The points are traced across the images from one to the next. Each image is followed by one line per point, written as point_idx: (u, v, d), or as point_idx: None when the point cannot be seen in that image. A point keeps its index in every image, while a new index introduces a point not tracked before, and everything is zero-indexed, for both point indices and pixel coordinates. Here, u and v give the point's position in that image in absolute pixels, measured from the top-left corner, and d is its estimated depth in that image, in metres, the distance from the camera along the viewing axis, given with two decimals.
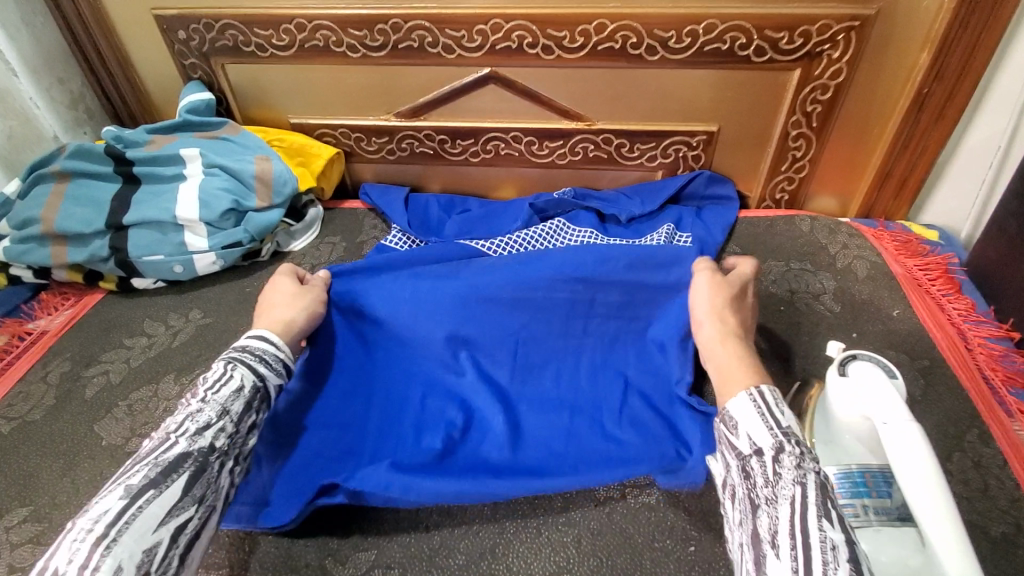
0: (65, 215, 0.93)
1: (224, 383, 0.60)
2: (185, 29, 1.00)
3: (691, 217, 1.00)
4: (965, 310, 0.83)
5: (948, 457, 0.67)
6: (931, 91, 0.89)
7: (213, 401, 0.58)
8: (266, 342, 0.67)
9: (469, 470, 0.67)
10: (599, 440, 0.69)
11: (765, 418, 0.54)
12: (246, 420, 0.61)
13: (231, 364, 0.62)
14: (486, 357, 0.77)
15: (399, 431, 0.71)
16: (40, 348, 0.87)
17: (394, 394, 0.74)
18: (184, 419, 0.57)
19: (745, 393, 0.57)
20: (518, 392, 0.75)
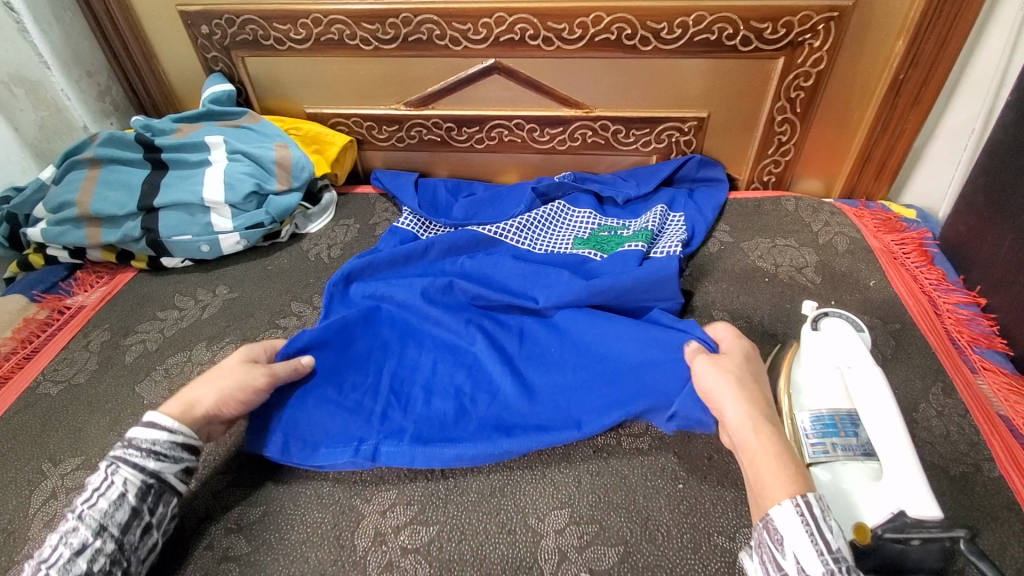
0: (99, 198, 1.00)
1: (103, 493, 0.58)
2: (208, 24, 1.07)
3: (683, 198, 1.08)
4: (937, 280, 0.90)
5: (915, 408, 0.74)
6: (907, 77, 0.96)
7: (88, 517, 0.57)
8: (157, 429, 0.63)
9: (480, 425, 0.72)
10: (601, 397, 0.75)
11: (815, 538, 0.51)
12: (136, 524, 0.59)
13: (112, 469, 0.60)
14: (493, 332, 0.84)
15: (412, 394, 0.77)
16: (80, 320, 0.94)
17: (406, 362, 0.81)
18: (58, 543, 0.56)
19: (789, 503, 0.53)
20: (523, 359, 0.81)
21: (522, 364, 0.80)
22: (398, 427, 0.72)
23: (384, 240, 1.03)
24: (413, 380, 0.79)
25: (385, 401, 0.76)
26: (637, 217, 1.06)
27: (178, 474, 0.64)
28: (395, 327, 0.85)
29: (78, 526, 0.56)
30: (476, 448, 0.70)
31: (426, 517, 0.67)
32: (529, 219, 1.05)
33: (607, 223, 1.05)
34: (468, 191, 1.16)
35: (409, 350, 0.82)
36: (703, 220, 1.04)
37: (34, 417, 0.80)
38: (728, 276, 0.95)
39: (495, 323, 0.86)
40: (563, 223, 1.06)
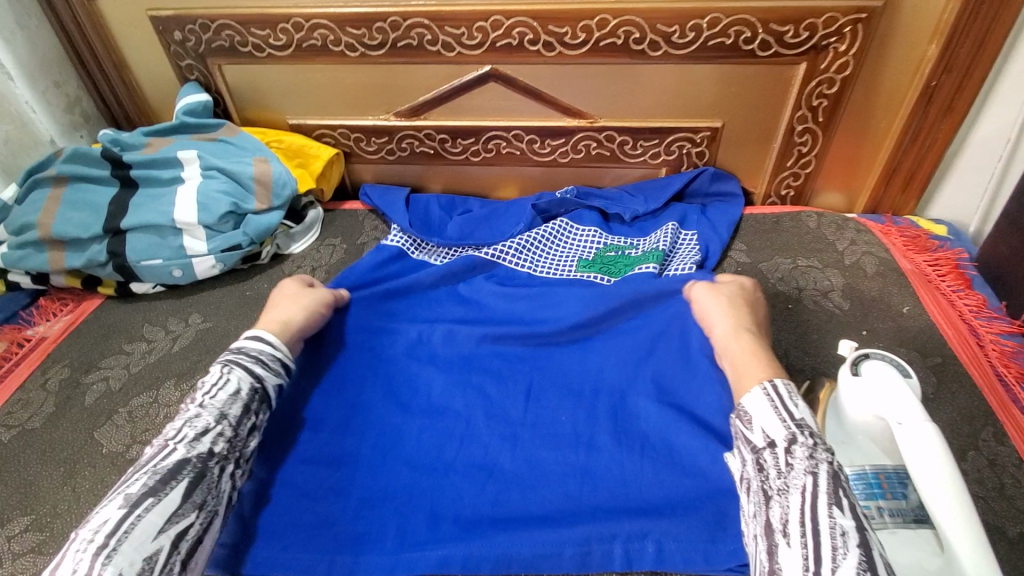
0: (62, 220, 0.92)
1: (222, 386, 0.63)
2: (181, 29, 0.99)
3: (696, 215, 1.00)
4: (976, 306, 0.82)
5: (963, 457, 0.66)
6: (939, 84, 0.88)
7: (211, 406, 0.61)
8: (263, 342, 0.71)
9: (473, 519, 0.64)
10: (617, 487, 0.66)
11: (779, 411, 0.57)
12: (246, 423, 0.64)
13: (228, 367, 0.65)
14: (495, 399, 0.77)
15: (394, 470, 0.69)
16: (39, 354, 0.86)
17: (390, 429, 0.74)
18: (183, 425, 0.60)
19: (757, 387, 0.61)
20: (528, 433, 0.73)
21: (526, 438, 0.72)
22: (382, 525, 0.64)
23: (363, 261, 0.94)
24: (396, 454, 0.71)
25: (366, 488, 0.68)
26: (648, 234, 0.98)
27: (275, 389, 0.70)
28: (381, 389, 0.78)
29: (201, 413, 0.61)
30: (467, 548, 0.62)
31: None
32: (529, 239, 0.97)
33: (614, 242, 0.97)
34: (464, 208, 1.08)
35: (394, 415, 0.75)
36: (718, 239, 0.96)
37: None
38: None
39: (491, 386, 0.78)
40: (566, 243, 0.98)
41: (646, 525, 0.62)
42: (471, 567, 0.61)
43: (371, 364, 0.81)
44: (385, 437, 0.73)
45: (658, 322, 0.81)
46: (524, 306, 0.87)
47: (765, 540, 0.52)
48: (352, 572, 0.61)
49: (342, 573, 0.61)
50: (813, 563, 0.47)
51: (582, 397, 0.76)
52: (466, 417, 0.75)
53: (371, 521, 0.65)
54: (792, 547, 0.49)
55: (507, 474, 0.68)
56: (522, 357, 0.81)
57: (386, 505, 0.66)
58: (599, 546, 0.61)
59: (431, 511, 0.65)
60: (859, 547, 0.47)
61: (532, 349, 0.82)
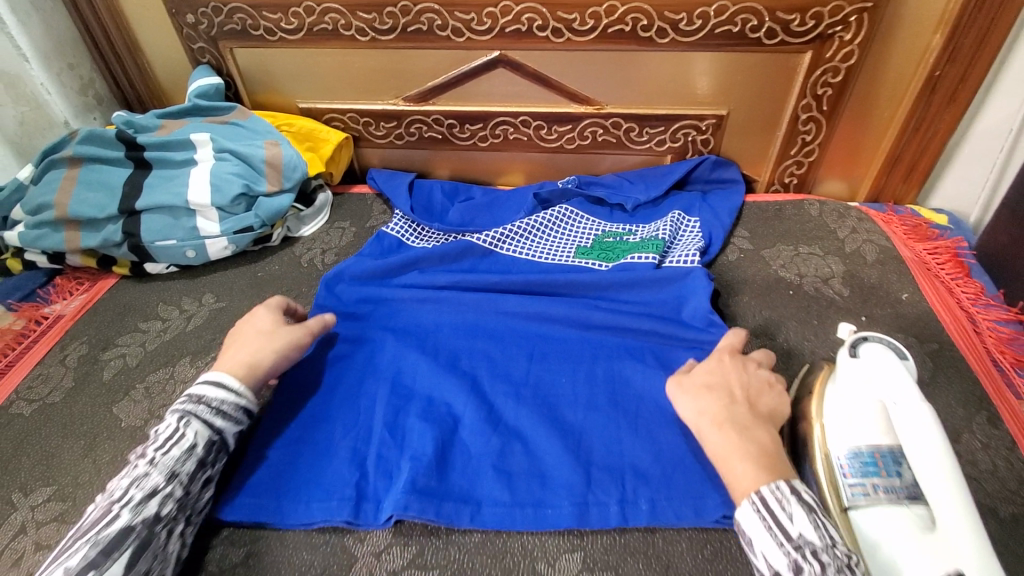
0: (78, 200, 0.93)
1: (175, 442, 0.59)
2: (194, 13, 1.00)
3: (698, 202, 1.01)
4: (974, 295, 0.83)
5: (958, 439, 0.68)
6: (943, 73, 0.88)
7: (160, 464, 0.58)
8: (222, 388, 0.65)
9: (482, 473, 0.67)
10: (617, 446, 0.69)
11: (774, 533, 0.52)
12: (199, 477, 0.61)
13: (183, 421, 0.60)
14: (501, 364, 0.80)
15: (406, 426, 0.72)
16: (57, 331, 0.89)
17: (400, 389, 0.77)
18: (129, 485, 0.56)
19: (746, 501, 0.55)
20: (531, 395, 0.76)
21: (531, 399, 0.75)
22: (393, 476, 0.67)
23: (366, 248, 0.98)
24: (408, 410, 0.74)
25: (382, 442, 0.70)
26: (649, 222, 1.00)
27: (233, 436, 0.65)
28: (390, 352, 0.81)
29: (150, 471, 0.57)
30: (476, 508, 0.64)
31: (424, 561, 0.61)
32: (529, 224, 0.99)
33: (612, 229, 0.99)
34: (466, 194, 1.09)
35: (404, 376, 0.78)
36: (720, 226, 0.98)
37: (3, 441, 0.74)
38: (751, 287, 0.89)
39: (495, 353, 0.81)
40: (567, 230, 0.99)
41: (637, 486, 0.65)
42: (480, 523, 0.63)
43: (380, 332, 0.84)
44: (397, 394, 0.76)
45: (657, 299, 0.86)
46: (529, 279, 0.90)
47: None
48: (378, 516, 0.63)
49: (368, 521, 0.63)
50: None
51: (582, 363, 0.79)
52: (473, 378, 0.78)
53: (385, 472, 0.67)
54: None
55: (511, 429, 0.72)
56: (527, 325, 0.84)
57: (397, 458, 0.69)
58: (597, 504, 0.64)
59: (441, 462, 0.68)
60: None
61: (537, 320, 0.85)
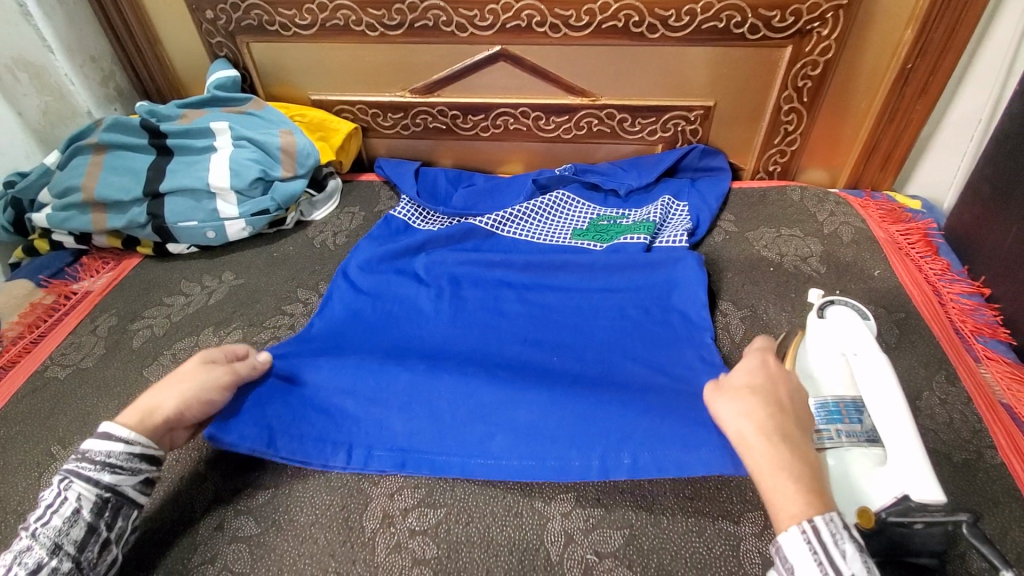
0: (105, 184, 1.00)
1: (56, 510, 0.56)
2: (213, 9, 1.06)
3: (687, 188, 1.08)
4: (941, 270, 0.90)
5: (919, 396, 0.75)
6: (914, 66, 0.95)
7: (43, 535, 0.55)
8: (114, 441, 0.61)
9: (470, 426, 0.72)
10: (598, 398, 0.73)
11: (823, 566, 0.49)
12: (96, 540, 0.57)
13: (63, 484, 0.58)
14: (496, 342, 0.85)
15: (403, 378, 0.77)
16: (87, 304, 0.95)
17: (400, 361, 0.82)
18: (11, 563, 0.53)
19: (795, 527, 0.52)
20: (522, 368, 0.80)
21: (522, 368, 0.80)
22: (384, 428, 0.72)
23: (372, 231, 1.04)
24: (405, 364, 0.79)
25: (377, 395, 0.75)
26: (642, 207, 1.06)
27: (138, 488, 0.62)
28: (396, 332, 0.87)
29: (31, 543, 0.54)
30: (466, 458, 0.69)
31: (433, 500, 0.68)
32: (528, 209, 1.05)
33: (606, 213, 1.06)
34: (468, 181, 1.15)
35: (405, 351, 0.83)
36: (707, 210, 1.04)
37: (42, 401, 0.80)
38: (735, 265, 0.96)
39: (491, 332, 0.86)
40: (564, 214, 1.06)
41: (623, 437, 0.68)
42: (469, 471, 0.68)
43: (388, 309, 0.91)
44: (398, 357, 0.81)
45: (650, 280, 0.91)
46: (528, 266, 0.95)
47: None
48: (367, 464, 0.70)
49: (357, 465, 0.70)
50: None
51: (572, 341, 0.84)
52: (469, 353, 0.83)
53: (378, 424, 0.73)
54: None
55: (503, 383, 0.76)
56: (523, 309, 0.90)
57: (392, 408, 0.74)
58: (580, 457, 0.68)
59: (433, 416, 0.73)
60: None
61: (533, 303, 0.91)
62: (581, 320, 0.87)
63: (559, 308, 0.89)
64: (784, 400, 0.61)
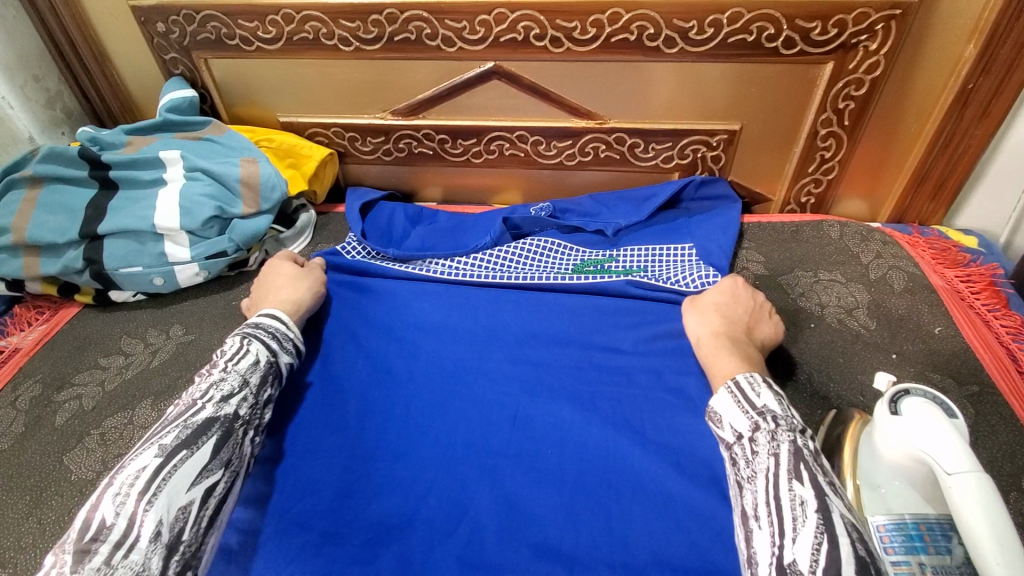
0: (36, 224, 0.86)
1: (241, 356, 0.64)
2: (165, 21, 0.93)
3: (687, 224, 0.94)
4: (1014, 329, 0.76)
5: (1005, 498, 0.61)
6: (977, 86, 0.81)
7: (234, 371, 0.63)
8: (277, 321, 0.72)
9: (446, 563, 0.59)
10: (604, 538, 0.60)
11: (742, 405, 0.59)
12: (264, 394, 0.65)
13: (246, 339, 0.66)
14: (483, 426, 0.71)
15: (366, 502, 0.64)
16: (10, 368, 0.81)
17: (365, 453, 0.68)
18: (208, 387, 0.61)
19: (723, 388, 0.62)
20: (512, 467, 0.67)
21: (511, 472, 0.66)
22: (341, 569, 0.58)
23: (333, 275, 0.89)
24: (369, 480, 0.66)
25: (329, 527, 0.62)
26: (634, 248, 0.92)
27: (287, 366, 0.71)
28: (363, 409, 0.73)
29: (223, 376, 0.62)
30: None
31: None
32: (499, 255, 0.92)
33: (591, 256, 0.92)
34: (431, 218, 1.01)
35: (370, 439, 0.70)
36: (717, 247, 0.89)
37: None
38: None
39: (476, 411, 0.72)
40: (544, 256, 0.92)
41: None
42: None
43: (355, 374, 0.77)
44: (361, 459, 0.68)
45: (668, 343, 0.77)
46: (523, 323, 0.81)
47: (742, 528, 0.53)
48: None
49: None
50: (778, 537, 0.49)
51: (573, 426, 0.70)
52: (449, 442, 0.69)
53: (330, 561, 0.59)
54: (763, 529, 0.50)
55: (489, 515, 0.62)
56: (514, 382, 0.75)
57: (350, 541, 0.60)
58: None
59: (401, 558, 0.59)
60: (817, 513, 0.48)
61: (527, 375, 0.76)
62: (581, 395, 0.73)
63: (556, 386, 0.75)
64: (745, 321, 0.72)
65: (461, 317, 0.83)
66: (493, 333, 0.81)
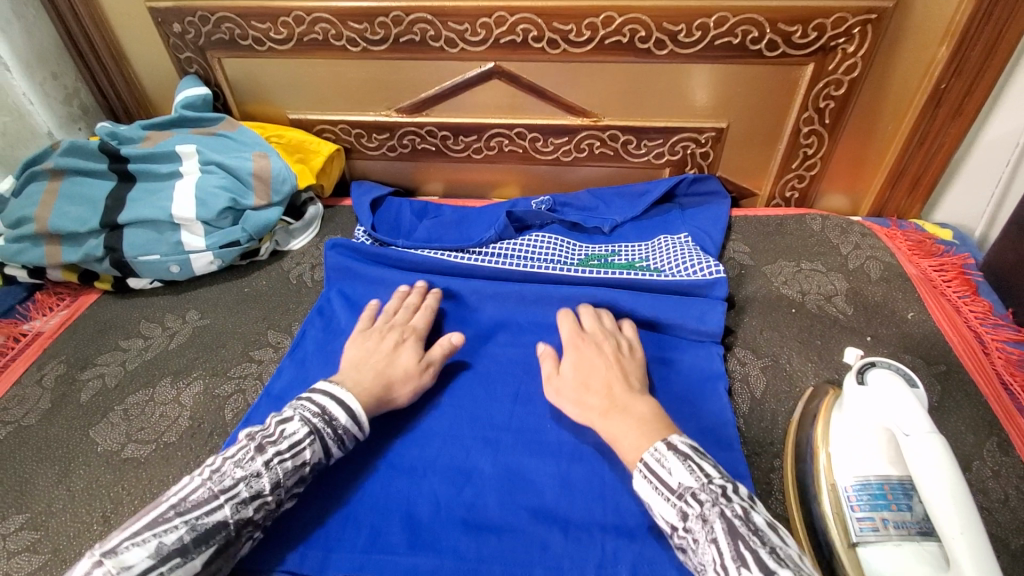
0: (58, 214, 0.90)
1: (294, 454, 0.58)
2: (181, 21, 0.97)
3: (678, 219, 0.99)
4: (982, 313, 0.81)
5: (968, 467, 0.66)
6: (949, 86, 0.86)
7: (274, 470, 0.57)
8: (352, 414, 0.64)
9: (449, 523, 0.63)
10: (597, 503, 0.64)
11: (661, 490, 0.55)
12: (294, 491, 0.60)
13: (310, 435, 0.60)
14: (484, 401, 0.76)
15: (376, 467, 0.68)
16: (35, 349, 0.86)
17: (372, 426, 0.73)
18: (241, 479, 0.56)
19: (636, 471, 0.58)
20: (515, 437, 0.71)
21: (511, 443, 0.71)
22: (354, 524, 0.63)
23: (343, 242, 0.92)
24: (377, 447, 0.70)
25: (341, 489, 0.66)
26: (632, 242, 0.97)
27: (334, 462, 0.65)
28: None
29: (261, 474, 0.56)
30: (438, 561, 0.60)
31: None
32: (502, 246, 0.96)
33: (596, 251, 0.96)
34: (436, 212, 1.06)
35: (378, 413, 0.74)
36: (711, 241, 0.95)
37: None
38: (753, 303, 0.87)
39: (477, 389, 0.77)
40: (552, 249, 0.96)
41: (619, 547, 0.61)
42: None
43: None
44: (369, 429, 0.72)
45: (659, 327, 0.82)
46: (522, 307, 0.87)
47: None
48: (321, 568, 0.60)
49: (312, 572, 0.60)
50: None
51: None
52: (453, 415, 0.74)
53: (341, 516, 0.64)
54: None
55: (489, 478, 0.67)
56: (515, 362, 0.80)
57: (359, 502, 0.65)
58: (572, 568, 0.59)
59: (407, 515, 0.64)
60: None
61: (528, 356, 0.81)
62: None
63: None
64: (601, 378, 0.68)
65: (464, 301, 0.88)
66: (496, 316, 0.86)
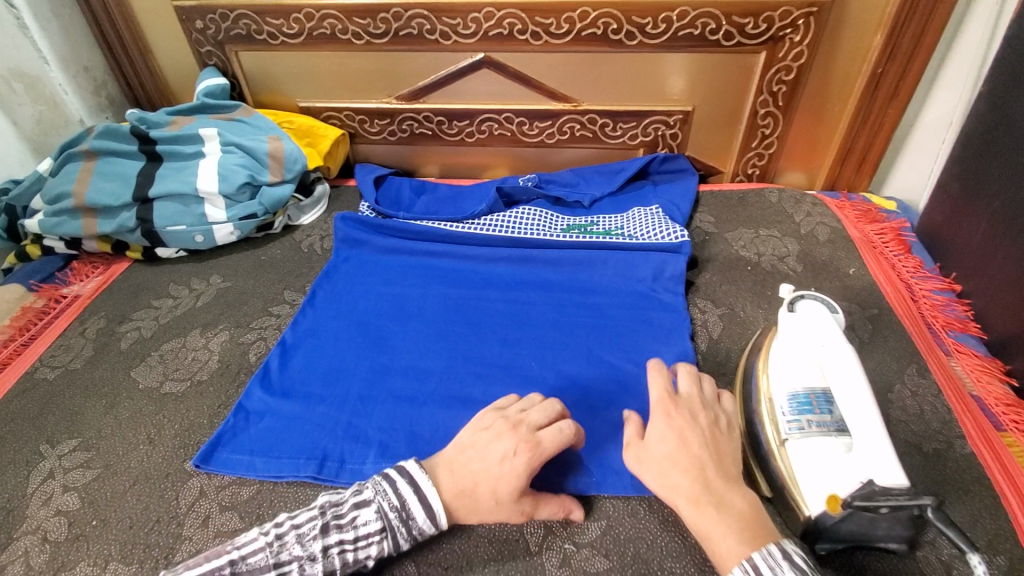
0: (95, 189, 1.01)
1: (360, 545, 0.59)
2: (203, 19, 1.08)
3: (650, 193, 1.10)
4: (914, 268, 0.93)
5: (891, 389, 0.77)
6: (885, 71, 0.97)
7: (329, 559, 0.58)
8: (434, 523, 0.61)
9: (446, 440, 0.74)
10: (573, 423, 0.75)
11: None
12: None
13: (381, 533, 0.59)
14: (477, 344, 0.86)
15: (383, 397, 0.79)
16: (77, 308, 0.96)
17: (379, 366, 0.83)
18: (298, 558, 0.57)
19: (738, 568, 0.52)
20: (503, 373, 0.82)
21: (499, 377, 0.81)
22: (365, 441, 0.73)
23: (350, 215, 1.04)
24: (384, 383, 0.81)
25: (354, 413, 0.77)
26: (609, 214, 1.08)
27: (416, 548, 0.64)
28: (377, 334, 0.88)
29: (318, 557, 0.58)
30: None
31: None
32: (491, 217, 1.08)
33: (576, 221, 1.07)
34: (432, 189, 1.16)
35: (383, 355, 0.84)
36: (679, 212, 1.05)
37: (31, 402, 0.81)
38: (716, 264, 0.98)
39: (469, 334, 0.88)
40: (537, 220, 1.07)
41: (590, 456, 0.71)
42: None
43: (374, 306, 0.92)
44: (374, 370, 0.82)
45: (630, 283, 0.93)
46: (510, 269, 0.98)
47: None
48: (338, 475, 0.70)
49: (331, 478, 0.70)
50: None
51: (551, 343, 0.86)
52: (450, 356, 0.85)
53: (353, 435, 0.74)
54: None
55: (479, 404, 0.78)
56: (504, 314, 0.91)
57: (370, 423, 0.76)
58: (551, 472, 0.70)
59: (410, 434, 0.74)
60: None
61: (516, 308, 0.92)
62: (558, 323, 0.89)
63: (536, 313, 0.91)
64: (700, 459, 0.60)
65: (458, 265, 0.99)
66: (486, 277, 0.97)
